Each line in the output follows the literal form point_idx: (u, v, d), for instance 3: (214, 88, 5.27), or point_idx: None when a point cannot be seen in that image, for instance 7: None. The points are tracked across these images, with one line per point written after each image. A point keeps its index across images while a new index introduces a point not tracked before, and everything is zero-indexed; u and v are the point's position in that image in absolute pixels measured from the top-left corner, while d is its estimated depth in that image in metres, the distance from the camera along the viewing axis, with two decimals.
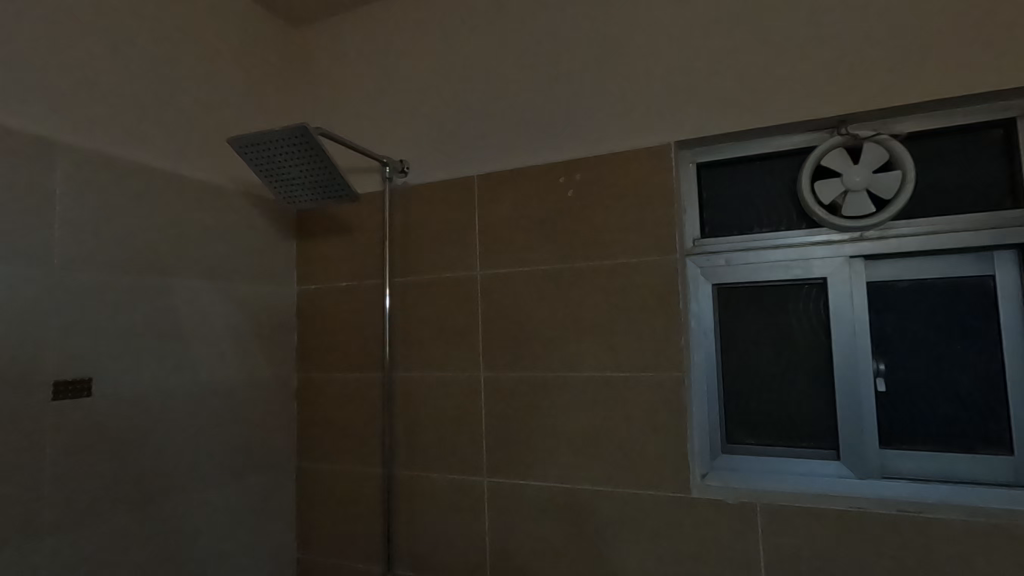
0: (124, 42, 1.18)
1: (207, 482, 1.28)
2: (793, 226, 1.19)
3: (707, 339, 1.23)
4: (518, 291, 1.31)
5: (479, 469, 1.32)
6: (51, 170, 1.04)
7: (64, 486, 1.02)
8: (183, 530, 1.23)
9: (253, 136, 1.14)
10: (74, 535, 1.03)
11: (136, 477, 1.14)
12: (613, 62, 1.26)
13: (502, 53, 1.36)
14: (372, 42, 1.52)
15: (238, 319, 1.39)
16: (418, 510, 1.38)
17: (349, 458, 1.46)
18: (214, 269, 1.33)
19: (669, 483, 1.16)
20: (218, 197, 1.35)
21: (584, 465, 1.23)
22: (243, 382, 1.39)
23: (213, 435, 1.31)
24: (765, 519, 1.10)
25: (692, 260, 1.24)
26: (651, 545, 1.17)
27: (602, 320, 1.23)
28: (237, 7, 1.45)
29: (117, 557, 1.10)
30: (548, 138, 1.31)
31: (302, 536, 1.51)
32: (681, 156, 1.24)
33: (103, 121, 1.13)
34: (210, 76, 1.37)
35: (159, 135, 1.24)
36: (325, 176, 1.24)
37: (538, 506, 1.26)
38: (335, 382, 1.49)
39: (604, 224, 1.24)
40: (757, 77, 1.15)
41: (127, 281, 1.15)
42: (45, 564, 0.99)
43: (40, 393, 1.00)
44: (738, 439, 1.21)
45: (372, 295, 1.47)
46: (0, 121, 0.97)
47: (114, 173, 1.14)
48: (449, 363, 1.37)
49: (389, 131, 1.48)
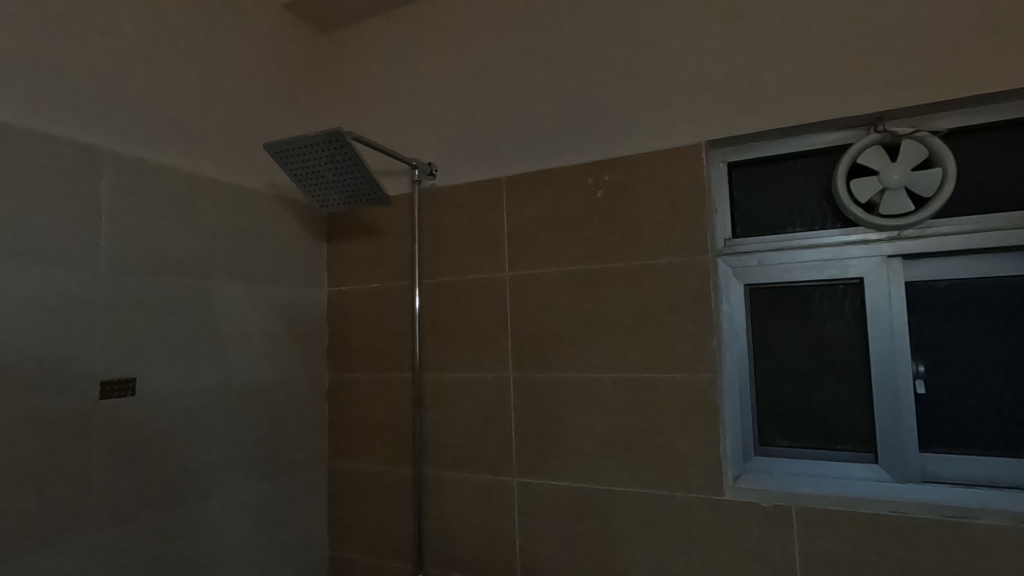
0: (164, 53, 1.22)
1: (243, 479, 1.32)
2: (828, 225, 1.17)
3: (739, 340, 1.21)
4: (547, 292, 1.31)
5: (508, 469, 1.33)
6: (98, 177, 1.08)
7: (111, 482, 1.06)
8: (221, 526, 1.26)
9: (289, 141, 1.16)
10: (121, 530, 1.07)
11: (177, 474, 1.18)
12: (641, 62, 1.26)
13: (529, 56, 1.37)
14: (400, 46, 1.54)
15: (272, 320, 1.42)
16: (449, 509, 1.40)
17: (379, 457, 1.49)
18: (249, 271, 1.37)
19: (701, 485, 1.15)
20: (252, 202, 1.39)
21: (615, 466, 1.23)
22: (277, 382, 1.42)
23: (249, 433, 1.34)
24: (800, 523, 1.08)
25: (724, 260, 1.22)
26: (683, 547, 1.16)
27: (632, 320, 1.23)
28: (271, 15, 1.48)
29: (160, 552, 1.14)
30: (576, 138, 1.31)
31: (334, 534, 1.54)
32: (711, 155, 1.23)
33: (145, 129, 1.17)
34: (244, 83, 1.41)
35: (196, 142, 1.28)
36: (357, 180, 1.26)
37: (568, 508, 1.27)
38: (366, 382, 1.51)
39: (633, 225, 1.24)
40: (790, 74, 1.13)
41: (169, 284, 1.19)
42: (94, 557, 1.03)
43: (89, 392, 1.04)
44: (771, 441, 1.20)
45: (402, 297, 1.49)
46: (51, 131, 1.01)
47: (156, 179, 1.17)
48: (478, 363, 1.38)
49: (418, 134, 1.50)
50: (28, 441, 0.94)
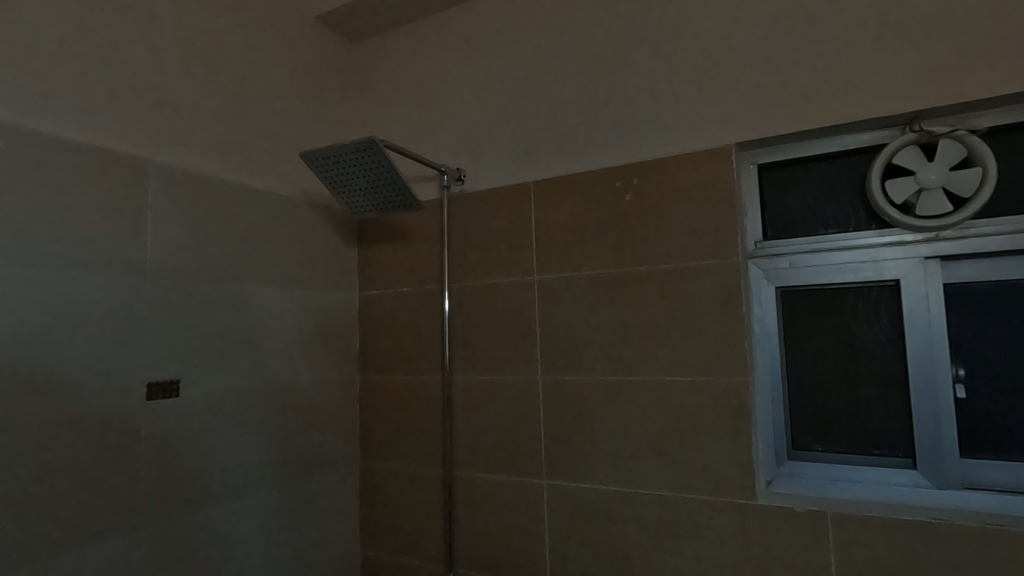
0: (203, 67, 1.27)
1: (279, 478, 1.35)
2: (862, 226, 1.15)
3: (771, 343, 1.20)
4: (576, 295, 1.32)
5: (538, 471, 1.34)
6: (145, 188, 1.12)
7: (157, 480, 1.10)
8: (258, 524, 1.30)
9: (323, 150, 1.20)
10: (165, 525, 1.11)
11: (217, 472, 1.22)
12: (669, 66, 1.26)
13: (557, 62, 1.39)
14: (428, 54, 1.57)
15: (306, 324, 1.46)
16: (479, 511, 1.41)
17: (409, 458, 1.51)
18: (284, 276, 1.41)
19: (733, 489, 1.14)
20: (287, 209, 1.43)
21: (645, 470, 1.23)
22: (310, 384, 1.46)
23: (284, 433, 1.37)
24: (835, 528, 1.07)
25: (755, 262, 1.22)
26: (715, 551, 1.15)
27: (661, 323, 1.23)
28: (303, 27, 1.53)
29: (201, 548, 1.18)
30: (603, 142, 1.32)
31: (366, 534, 1.57)
32: (741, 157, 1.23)
33: (186, 140, 1.22)
34: (280, 94, 1.45)
35: (234, 152, 1.32)
36: (389, 186, 1.29)
37: (598, 510, 1.27)
38: (397, 384, 1.54)
39: (662, 228, 1.24)
40: (822, 74, 1.12)
41: (210, 289, 1.23)
42: (142, 552, 1.07)
43: (137, 393, 1.08)
44: (804, 445, 1.18)
45: (432, 300, 1.51)
46: (101, 144, 1.06)
47: (198, 188, 1.22)
48: (507, 365, 1.40)
49: (447, 140, 1.53)
50: (80, 441, 0.99)
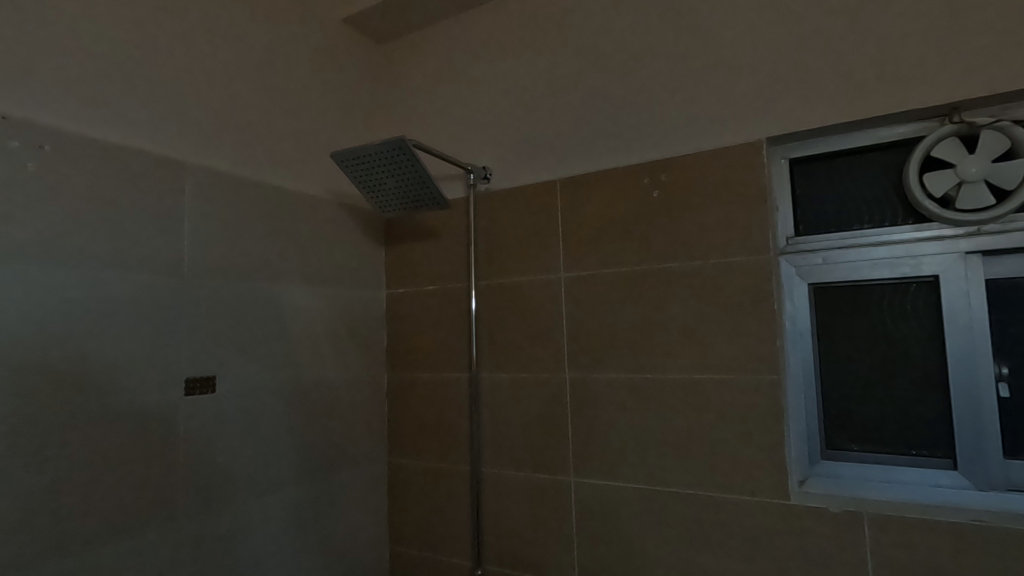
0: (236, 70, 1.30)
1: (310, 472, 1.38)
2: (899, 221, 1.13)
3: (804, 341, 1.18)
4: (603, 293, 1.32)
5: (565, 468, 1.34)
6: (182, 189, 1.15)
7: (194, 473, 1.13)
8: (290, 518, 1.33)
9: (353, 150, 1.22)
10: (202, 517, 1.14)
11: (251, 466, 1.24)
12: (697, 61, 1.25)
13: (583, 59, 1.39)
14: (455, 53, 1.59)
15: (336, 322, 1.48)
16: (506, 508, 1.42)
17: (437, 454, 1.52)
18: (315, 275, 1.43)
19: (764, 488, 1.13)
20: (317, 208, 1.45)
21: (673, 467, 1.22)
22: (340, 380, 1.48)
23: (315, 429, 1.40)
24: (872, 530, 1.05)
25: (787, 259, 1.20)
26: (746, 550, 1.14)
27: (690, 320, 1.22)
28: (332, 30, 1.56)
29: (237, 540, 1.21)
30: (630, 139, 1.32)
31: (394, 529, 1.59)
32: (772, 152, 1.21)
33: (221, 143, 1.25)
34: (310, 96, 1.48)
35: (267, 153, 1.35)
36: (417, 185, 1.30)
37: (628, 509, 1.26)
38: (425, 382, 1.56)
39: (691, 224, 1.23)
40: (856, 65, 1.10)
41: (243, 287, 1.26)
42: (180, 542, 1.10)
43: (176, 388, 1.11)
44: (839, 444, 1.16)
45: (459, 298, 1.52)
46: (141, 147, 1.10)
47: (232, 188, 1.25)
48: (534, 363, 1.40)
49: (474, 139, 1.54)
50: (122, 434, 1.03)
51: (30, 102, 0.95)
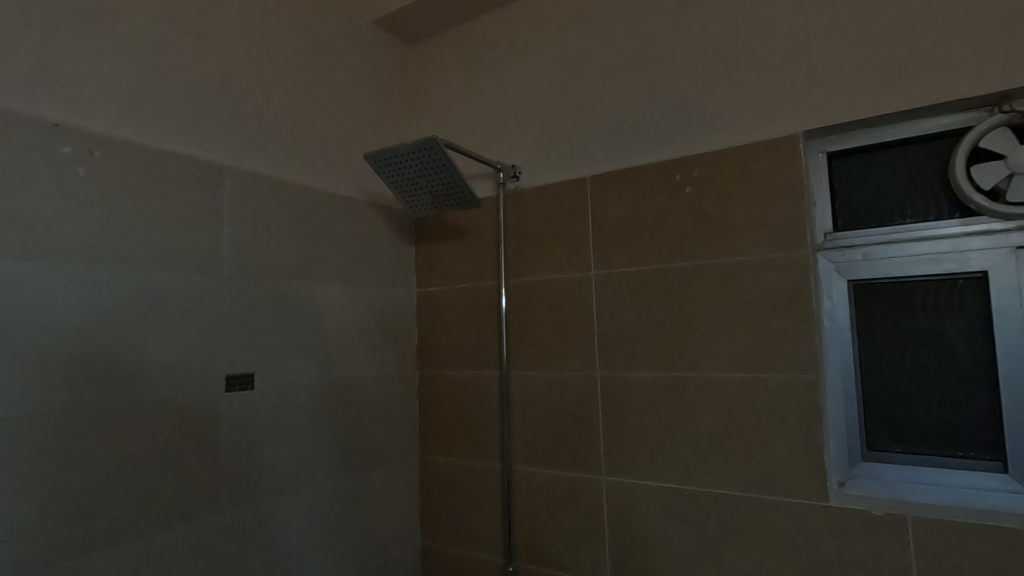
0: (272, 75, 1.33)
1: (345, 468, 1.41)
2: (945, 215, 1.09)
3: (843, 339, 1.14)
4: (635, 292, 1.31)
5: (596, 466, 1.34)
6: (222, 192, 1.19)
7: (234, 467, 1.17)
8: (326, 513, 1.35)
9: (385, 151, 1.23)
10: (243, 510, 1.18)
11: (288, 461, 1.27)
12: (730, 54, 1.23)
13: (612, 55, 1.38)
14: (484, 52, 1.60)
15: (369, 320, 1.51)
16: (538, 506, 1.42)
17: (468, 451, 1.54)
18: (348, 274, 1.46)
19: (802, 490, 1.11)
20: (350, 208, 1.48)
21: (707, 468, 1.20)
22: (373, 377, 1.50)
23: (349, 425, 1.43)
24: (916, 534, 1.02)
25: (825, 255, 1.17)
26: (783, 553, 1.12)
27: (724, 318, 1.20)
28: (363, 32, 1.58)
29: (274, 533, 1.24)
30: (661, 134, 1.31)
31: (426, 525, 1.60)
32: (809, 145, 1.18)
33: (258, 145, 1.28)
34: (343, 98, 1.51)
35: (302, 155, 1.38)
36: (448, 185, 1.32)
37: (660, 509, 1.25)
38: (455, 379, 1.57)
39: (724, 221, 1.21)
40: (898, 55, 1.07)
41: (281, 286, 1.29)
42: (222, 533, 1.14)
43: (217, 385, 1.15)
44: (879, 445, 1.13)
45: (489, 296, 1.53)
46: (183, 152, 1.13)
47: (269, 190, 1.28)
48: (564, 361, 1.40)
49: (503, 138, 1.55)
50: (167, 428, 1.07)
51: (81, 110, 0.99)
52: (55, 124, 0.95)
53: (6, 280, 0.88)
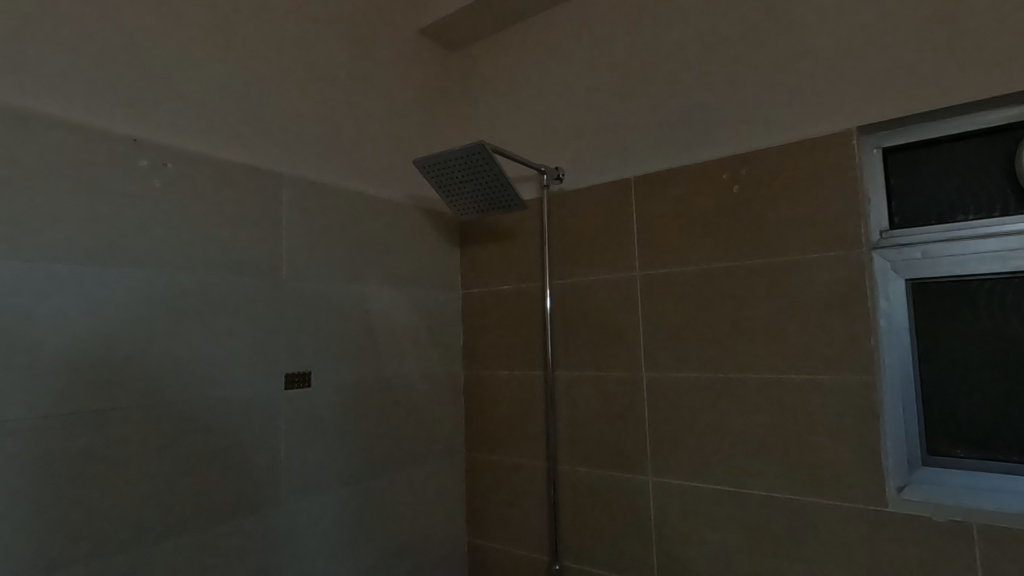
0: (326, 86, 1.39)
1: (395, 464, 1.45)
2: (1011, 210, 1.04)
3: (901, 340, 1.11)
4: (681, 292, 1.31)
5: (642, 467, 1.34)
6: (281, 199, 1.25)
7: (293, 461, 1.23)
8: (377, 507, 1.40)
9: (433, 156, 1.27)
10: (301, 503, 1.24)
11: (341, 456, 1.32)
12: (777, 51, 1.22)
13: (656, 55, 1.39)
14: (527, 57, 1.63)
15: (418, 321, 1.55)
16: (584, 505, 1.43)
17: (513, 450, 1.56)
18: (397, 276, 1.50)
19: (857, 494, 1.08)
20: (399, 212, 1.53)
21: (756, 470, 1.19)
22: (421, 376, 1.55)
23: (398, 423, 1.47)
24: (982, 543, 0.98)
25: (881, 254, 1.13)
26: (837, 558, 1.10)
27: (774, 318, 1.19)
28: (409, 41, 1.63)
29: (329, 526, 1.29)
30: (706, 134, 1.30)
31: (472, 522, 1.64)
32: (863, 141, 1.15)
33: (313, 154, 1.34)
34: (391, 106, 1.56)
35: (353, 162, 1.44)
36: (494, 188, 1.35)
37: (707, 511, 1.25)
38: (500, 379, 1.60)
39: (773, 220, 1.20)
40: (957, 47, 1.03)
41: (335, 288, 1.34)
42: (283, 524, 1.20)
43: (277, 383, 1.21)
44: (940, 450, 1.09)
45: (533, 296, 1.55)
46: (246, 162, 1.20)
47: (324, 196, 1.34)
48: (609, 360, 1.41)
49: (547, 141, 1.57)
50: (233, 423, 1.13)
51: (156, 125, 1.07)
52: (134, 139, 1.03)
53: (91, 284, 0.95)
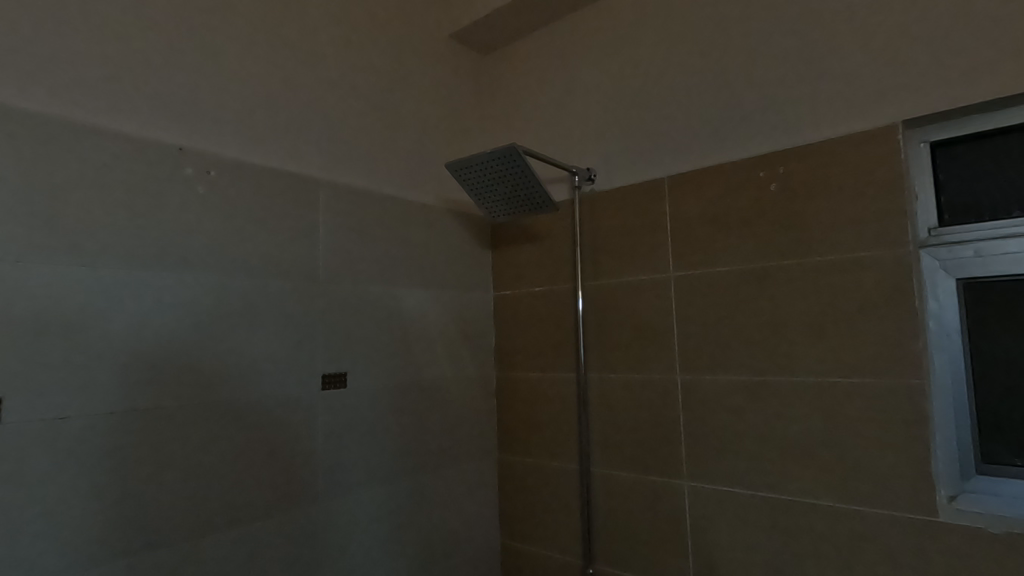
0: (360, 93, 1.42)
1: (428, 465, 1.47)
2: None
3: (952, 343, 1.05)
4: (717, 293, 1.28)
5: (679, 471, 1.32)
6: (317, 204, 1.28)
7: (331, 461, 1.25)
8: (411, 507, 1.42)
9: (465, 159, 1.28)
10: (339, 501, 1.26)
11: (377, 456, 1.35)
12: (816, 45, 1.18)
13: (688, 53, 1.37)
14: (557, 58, 1.63)
15: (450, 323, 1.57)
16: (618, 509, 1.42)
17: (546, 452, 1.56)
18: (430, 278, 1.52)
19: (906, 503, 1.04)
20: (431, 215, 1.54)
21: (798, 476, 1.15)
22: (453, 378, 1.56)
23: (433, 424, 1.49)
24: None
25: (928, 252, 1.07)
26: (885, 569, 1.05)
27: (815, 320, 1.15)
28: (440, 46, 1.66)
29: (364, 525, 1.31)
30: (742, 131, 1.28)
31: (505, 524, 1.64)
32: (908, 135, 1.10)
33: (349, 159, 1.37)
34: (423, 110, 1.58)
35: (387, 166, 1.47)
36: (525, 190, 1.35)
37: (747, 517, 1.21)
38: (532, 381, 1.60)
39: (813, 218, 1.16)
40: (1013, 36, 0.99)
41: (370, 290, 1.37)
42: (322, 522, 1.22)
43: (314, 383, 1.24)
44: (997, 459, 1.03)
45: (565, 298, 1.55)
46: (285, 168, 1.24)
47: (360, 201, 1.37)
48: (643, 363, 1.39)
49: (579, 141, 1.57)
50: (273, 422, 1.16)
51: (199, 135, 1.11)
52: (181, 149, 1.07)
53: (138, 289, 0.99)
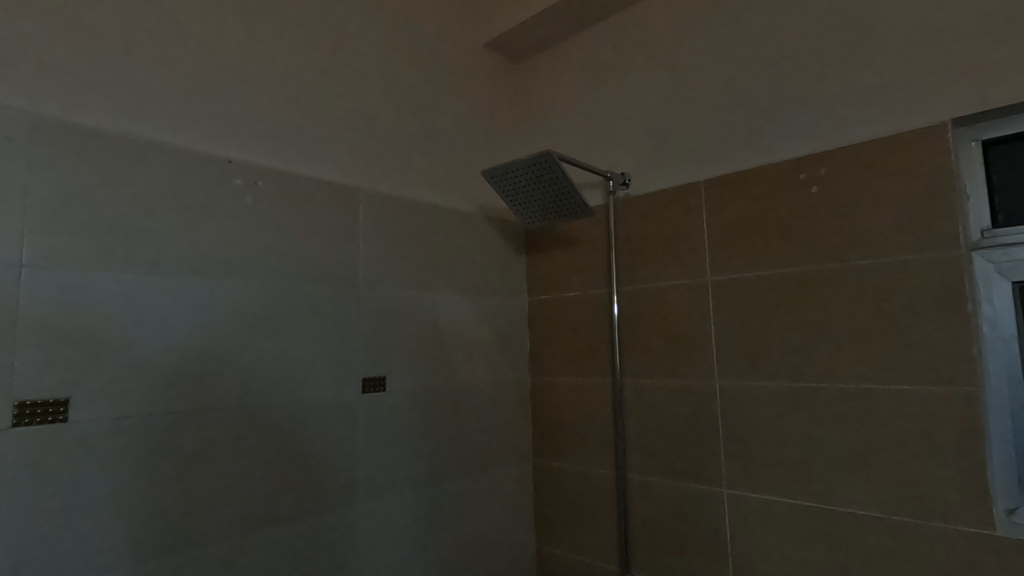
0: (399, 103, 1.46)
1: (465, 467, 1.48)
2: None
3: (1009, 349, 0.99)
4: (755, 297, 1.26)
5: (717, 478, 1.30)
6: (357, 212, 1.32)
7: (371, 463, 1.28)
8: (449, 509, 1.43)
9: (500, 167, 1.31)
10: (378, 502, 1.29)
11: (416, 458, 1.37)
12: (856, 44, 1.16)
13: (724, 55, 1.36)
14: (591, 64, 1.64)
15: (486, 327, 1.58)
16: (655, 515, 1.40)
17: (581, 457, 1.55)
18: (466, 284, 1.54)
19: (959, 515, 1.00)
20: (467, 221, 1.57)
21: (842, 485, 1.12)
22: (489, 382, 1.57)
23: (469, 427, 1.51)
24: None
25: (981, 254, 1.02)
26: None
27: (859, 325, 1.12)
28: (475, 55, 1.69)
29: (403, 526, 1.33)
30: (780, 134, 1.26)
31: (541, 528, 1.64)
32: (957, 134, 1.05)
33: (387, 168, 1.41)
34: (459, 119, 1.61)
35: (424, 174, 1.50)
36: (559, 196, 1.36)
37: (789, 526, 1.19)
38: (567, 386, 1.60)
39: (856, 220, 1.13)
40: None
41: (408, 296, 1.40)
42: (362, 522, 1.25)
43: (355, 387, 1.27)
44: None
45: (600, 303, 1.55)
46: (327, 178, 1.28)
47: (398, 208, 1.40)
48: (680, 367, 1.38)
49: (614, 146, 1.57)
50: (317, 424, 1.20)
51: (247, 147, 1.16)
52: (229, 160, 1.12)
53: (191, 294, 1.04)
